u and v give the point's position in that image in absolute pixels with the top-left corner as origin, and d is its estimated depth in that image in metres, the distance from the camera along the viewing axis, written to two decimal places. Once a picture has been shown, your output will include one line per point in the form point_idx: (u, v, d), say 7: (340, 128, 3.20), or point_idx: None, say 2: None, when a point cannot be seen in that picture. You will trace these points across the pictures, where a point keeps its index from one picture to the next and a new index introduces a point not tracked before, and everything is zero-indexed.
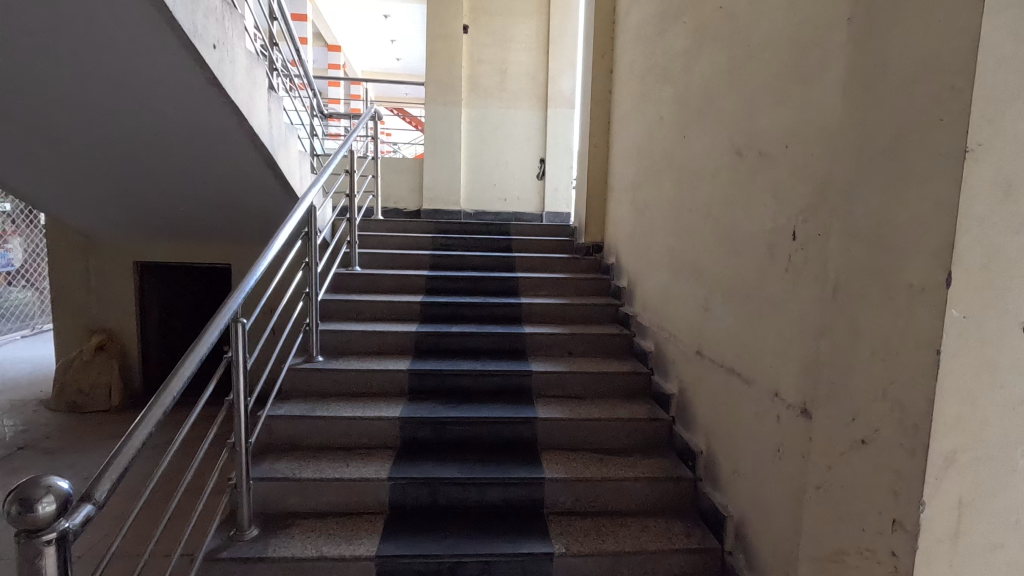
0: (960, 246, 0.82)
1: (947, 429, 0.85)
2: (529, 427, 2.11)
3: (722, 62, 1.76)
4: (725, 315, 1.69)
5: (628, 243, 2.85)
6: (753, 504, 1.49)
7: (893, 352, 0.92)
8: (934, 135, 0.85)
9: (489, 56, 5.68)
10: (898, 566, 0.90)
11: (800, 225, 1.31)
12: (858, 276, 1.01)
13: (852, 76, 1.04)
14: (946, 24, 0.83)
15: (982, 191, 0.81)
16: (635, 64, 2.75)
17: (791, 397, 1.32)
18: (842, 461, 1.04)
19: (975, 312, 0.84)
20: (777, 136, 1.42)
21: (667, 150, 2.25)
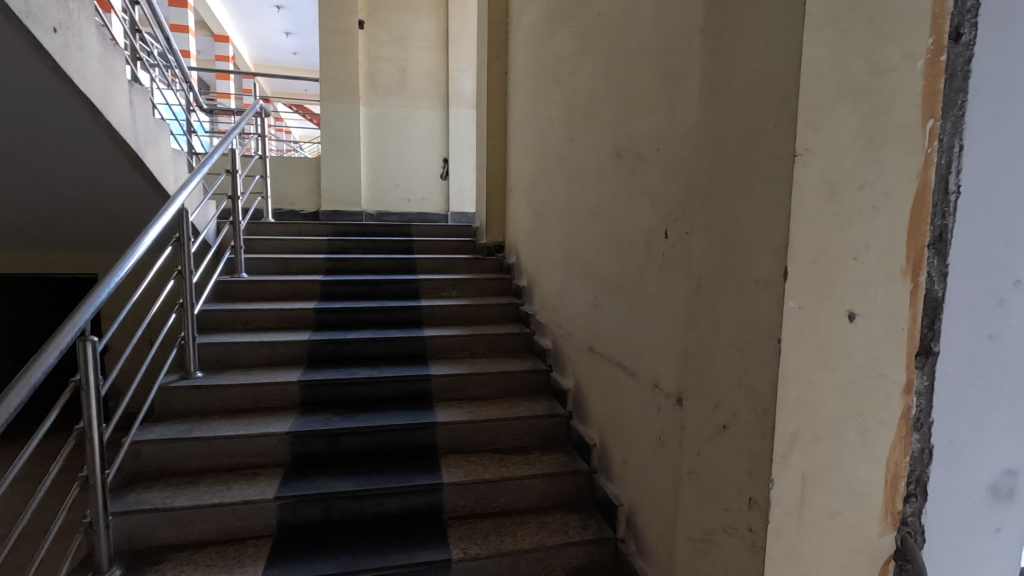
0: (794, 243, 0.90)
1: (790, 411, 0.93)
2: (428, 432, 2.08)
3: (603, 65, 1.82)
4: (612, 312, 1.75)
5: (527, 243, 2.89)
6: (640, 492, 1.56)
7: (746, 343, 1.00)
8: (772, 141, 0.92)
9: (388, 53, 5.55)
10: (755, 540, 0.98)
11: (671, 225, 1.38)
12: (716, 271, 1.08)
13: (708, 84, 1.11)
14: (778, 40, 0.90)
15: (812, 192, 0.89)
16: (528, 65, 2.78)
17: (668, 387, 1.39)
18: (709, 446, 1.11)
19: (810, 304, 0.92)
20: (650, 139, 1.48)
21: (558, 150, 2.30)
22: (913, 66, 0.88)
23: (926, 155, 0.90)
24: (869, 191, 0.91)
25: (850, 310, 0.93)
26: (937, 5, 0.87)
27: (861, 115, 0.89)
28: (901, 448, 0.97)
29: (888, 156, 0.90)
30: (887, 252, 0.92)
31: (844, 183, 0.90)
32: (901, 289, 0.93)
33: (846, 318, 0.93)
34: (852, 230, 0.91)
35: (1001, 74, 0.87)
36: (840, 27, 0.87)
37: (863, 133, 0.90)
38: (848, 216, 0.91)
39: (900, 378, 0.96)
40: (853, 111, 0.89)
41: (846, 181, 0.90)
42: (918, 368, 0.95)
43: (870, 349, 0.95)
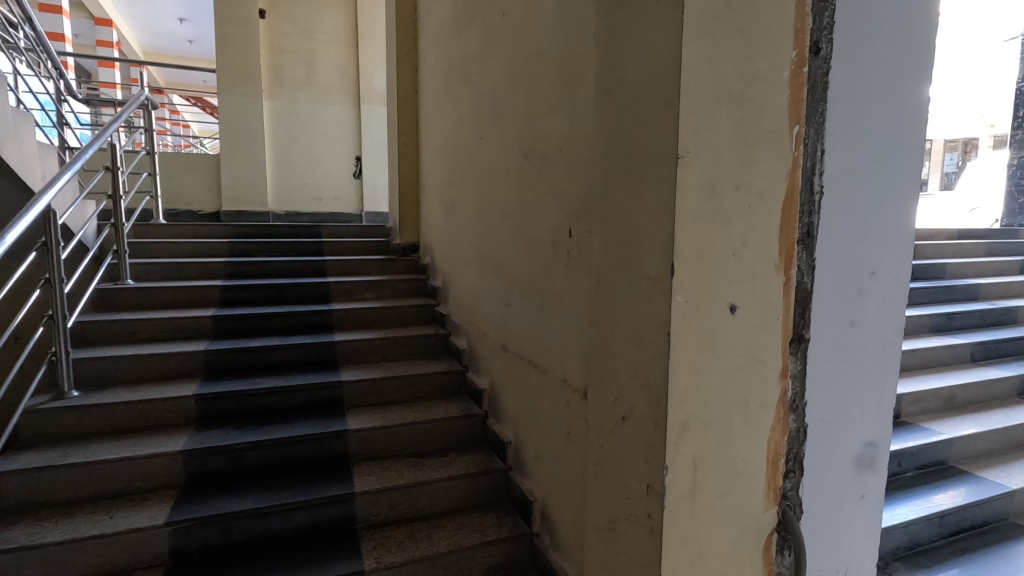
0: (679, 241, 0.95)
1: (680, 400, 0.98)
2: (339, 441, 2.00)
3: (508, 66, 1.83)
4: (523, 310, 1.77)
5: (441, 243, 2.86)
6: (553, 487, 1.59)
7: (641, 336, 1.04)
8: (658, 143, 0.97)
9: (293, 45, 5.30)
10: (653, 525, 1.02)
11: (574, 224, 1.41)
12: (613, 268, 1.12)
13: (602, 87, 1.14)
14: (661, 47, 0.95)
15: (693, 192, 0.94)
16: (437, 63, 2.75)
17: (575, 382, 1.42)
18: (611, 438, 1.15)
19: (694, 297, 0.97)
20: (554, 140, 1.51)
21: (468, 149, 2.30)
22: (780, 77, 0.96)
23: (794, 158, 0.97)
24: (745, 191, 0.97)
25: (731, 302, 0.99)
26: (798, 21, 0.94)
27: (736, 120, 0.95)
28: (781, 430, 1.05)
29: (761, 158, 0.97)
30: (762, 247, 0.99)
31: (722, 184, 0.96)
32: (775, 282, 1.00)
33: (728, 310, 0.98)
34: (732, 229, 0.97)
35: (849, 89, 0.97)
36: (714, 38, 0.93)
37: (739, 137, 0.96)
38: (727, 214, 0.97)
39: (777, 365, 1.02)
40: (728, 116, 0.94)
41: (725, 182, 0.96)
42: (792, 355, 1.03)
43: (749, 338, 1.01)
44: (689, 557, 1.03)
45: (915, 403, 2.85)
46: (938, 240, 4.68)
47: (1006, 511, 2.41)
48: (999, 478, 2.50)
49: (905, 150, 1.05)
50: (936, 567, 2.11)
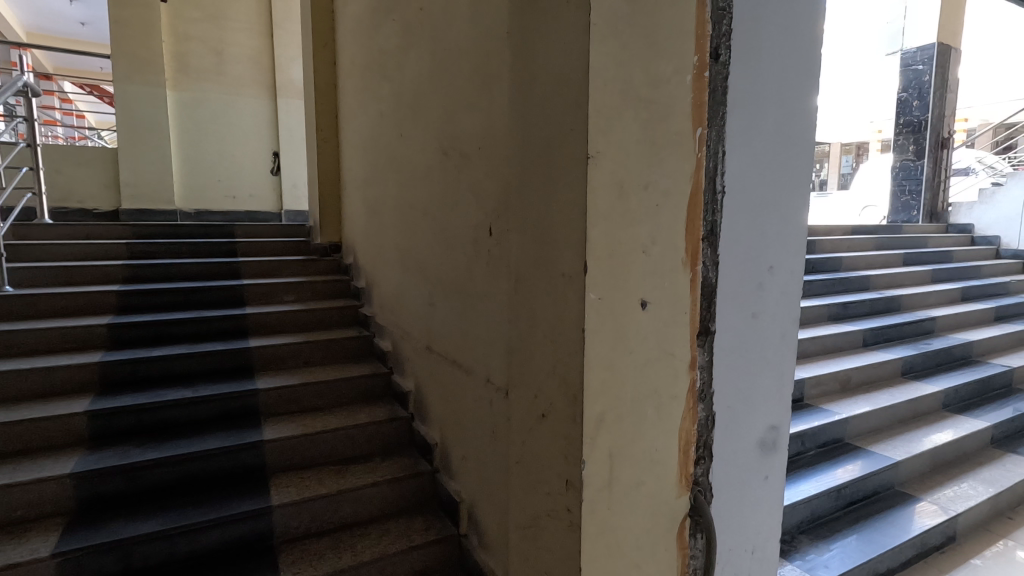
0: (591, 239, 0.96)
1: (595, 395, 1.00)
2: (254, 452, 1.91)
3: (426, 62, 1.80)
4: (446, 309, 1.75)
5: (363, 243, 2.79)
6: (479, 486, 1.58)
7: (558, 332, 1.05)
8: (569, 141, 0.98)
9: (199, 32, 5.11)
10: (572, 519, 1.04)
11: (494, 222, 1.41)
12: (531, 267, 1.13)
13: (517, 86, 1.14)
14: (571, 48, 0.95)
15: (602, 191, 0.96)
16: (355, 56, 2.67)
17: (497, 379, 1.42)
18: (532, 434, 1.16)
19: (607, 294, 0.99)
20: (472, 137, 1.50)
21: (388, 145, 2.25)
22: (682, 80, 0.99)
23: (697, 159, 1.03)
24: (653, 191, 1.00)
25: (642, 298, 1.02)
26: (698, 29, 0.99)
27: (642, 121, 0.98)
28: (691, 418, 1.11)
29: (666, 160, 1.01)
30: (669, 245, 1.03)
31: (630, 184, 0.98)
32: (683, 277, 1.05)
33: (639, 306, 1.02)
34: (641, 226, 1.00)
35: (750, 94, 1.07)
36: (620, 40, 0.94)
37: (644, 138, 0.98)
38: (636, 213, 0.99)
39: (686, 356, 1.08)
40: (635, 118, 0.97)
41: (633, 182, 0.98)
42: (700, 346, 1.10)
43: (658, 331, 1.05)
44: (607, 548, 1.05)
45: (816, 386, 3.09)
46: (834, 236, 5.10)
47: (892, 480, 2.68)
48: (886, 451, 2.76)
49: (793, 155, 1.15)
50: (834, 537, 2.31)
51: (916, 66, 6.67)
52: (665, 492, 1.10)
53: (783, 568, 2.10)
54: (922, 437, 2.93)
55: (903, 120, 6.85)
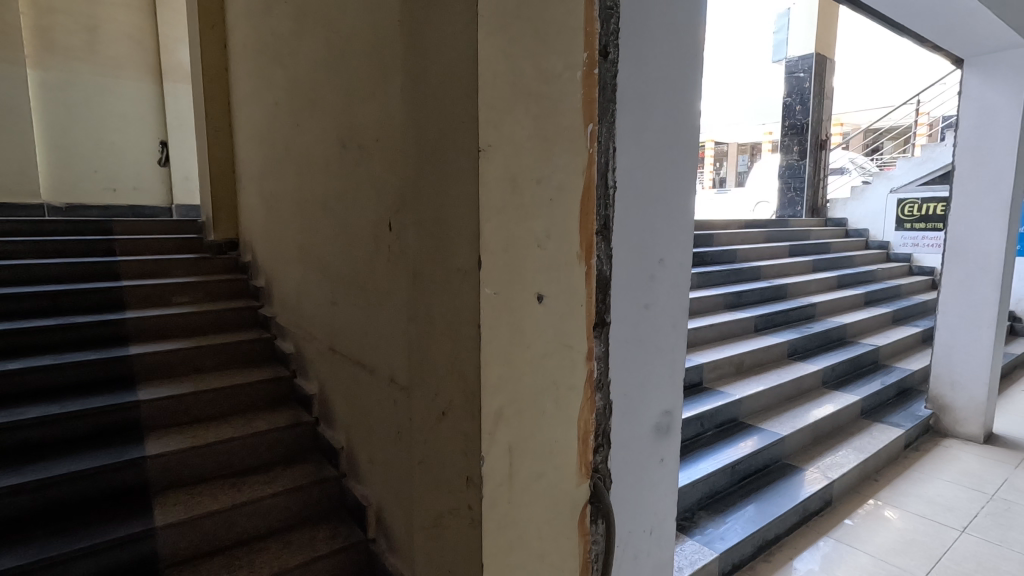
0: (485, 233, 0.94)
1: (493, 390, 0.99)
2: (135, 470, 1.84)
3: (321, 47, 1.72)
4: (347, 308, 1.69)
5: (261, 239, 2.63)
6: (385, 489, 1.54)
7: (456, 329, 1.03)
8: (462, 133, 0.96)
9: (66, 6, 4.72)
10: (473, 516, 1.02)
11: (393, 218, 1.36)
12: (428, 262, 1.11)
13: (411, 76, 1.11)
14: (461, 38, 0.93)
15: (495, 185, 0.94)
16: (247, 39, 2.51)
17: (399, 377, 1.39)
18: (433, 432, 1.14)
19: (503, 289, 0.98)
20: (370, 128, 1.44)
21: (284, 135, 2.13)
22: (573, 76, 1.01)
23: (589, 154, 1.05)
24: (546, 185, 1.00)
25: (538, 292, 1.02)
26: (587, 25, 1.01)
27: (534, 115, 0.97)
28: (589, 407, 1.14)
29: (560, 155, 1.01)
30: (564, 238, 1.04)
31: (524, 178, 0.98)
32: (578, 270, 1.07)
33: (535, 300, 1.02)
34: (536, 220, 1.00)
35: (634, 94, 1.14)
36: (509, 34, 0.93)
37: (537, 131, 0.98)
38: (530, 208, 0.99)
39: (583, 348, 1.11)
40: (527, 112, 0.96)
41: (527, 176, 0.98)
42: (597, 337, 1.14)
43: (555, 324, 1.06)
44: (509, 542, 1.05)
45: (714, 370, 3.30)
46: (730, 229, 5.47)
47: (780, 454, 2.92)
48: (775, 427, 3.01)
49: (674, 153, 1.23)
50: (731, 510, 2.48)
51: (798, 74, 7.30)
52: (565, 482, 1.12)
53: (686, 544, 2.23)
54: (805, 413, 3.22)
55: (787, 123, 7.48)
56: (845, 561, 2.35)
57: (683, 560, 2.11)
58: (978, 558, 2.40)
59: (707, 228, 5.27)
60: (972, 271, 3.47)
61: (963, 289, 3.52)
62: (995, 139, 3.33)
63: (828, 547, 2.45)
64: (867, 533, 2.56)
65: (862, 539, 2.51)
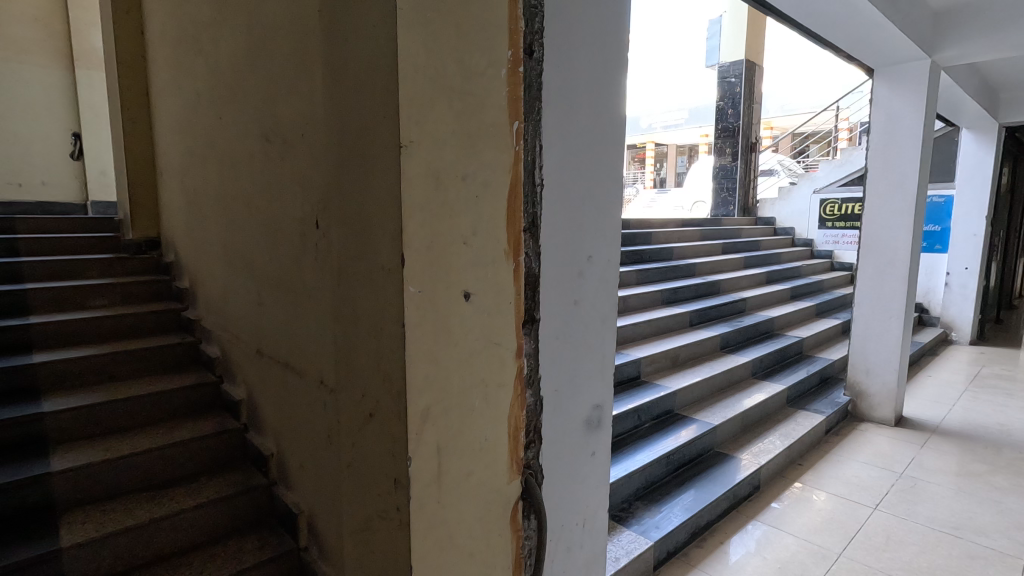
0: (407, 230, 0.92)
1: (419, 389, 0.96)
2: (39, 488, 1.72)
3: (242, 37, 1.64)
4: (274, 309, 1.62)
5: (184, 238, 2.49)
6: (315, 494, 1.51)
7: (381, 329, 1.00)
8: (383, 129, 0.93)
9: None
10: (401, 519, 1.00)
11: (319, 215, 1.31)
12: (353, 260, 1.08)
13: (333, 69, 1.08)
14: (380, 31, 0.91)
15: (418, 182, 0.92)
16: (165, 26, 2.37)
17: (326, 378, 1.35)
18: (360, 434, 1.11)
19: (428, 287, 0.96)
20: (294, 122, 1.39)
21: (205, 127, 2.02)
22: (496, 74, 1.00)
23: (514, 152, 1.06)
24: (471, 182, 0.99)
25: (464, 289, 1.01)
26: (511, 24, 1.02)
27: (457, 112, 0.96)
28: (519, 404, 1.15)
29: (485, 152, 1.01)
30: (490, 236, 1.04)
31: (448, 174, 0.96)
32: (505, 267, 1.08)
33: (462, 298, 1.01)
34: (460, 217, 0.99)
35: (556, 95, 1.17)
36: (430, 28, 0.91)
37: (460, 128, 0.97)
38: (454, 204, 0.98)
39: (512, 344, 1.11)
40: (450, 108, 0.95)
41: (450, 172, 0.96)
42: (526, 334, 1.15)
43: (482, 320, 1.05)
44: (439, 542, 1.03)
45: (651, 364, 3.40)
46: (668, 228, 5.66)
47: (712, 443, 3.05)
48: (707, 417, 3.14)
49: (598, 152, 1.27)
50: (666, 499, 2.57)
51: (730, 78, 7.63)
52: (495, 479, 1.11)
53: (622, 535, 2.28)
54: (736, 403, 3.37)
55: (721, 126, 7.80)
56: (772, 543, 2.48)
57: (619, 550, 2.17)
58: (888, 532, 2.59)
59: (645, 227, 5.42)
60: (883, 266, 3.74)
61: (875, 283, 3.79)
62: (901, 144, 3.60)
63: (757, 530, 2.58)
64: (791, 515, 2.71)
65: (786, 520, 2.66)
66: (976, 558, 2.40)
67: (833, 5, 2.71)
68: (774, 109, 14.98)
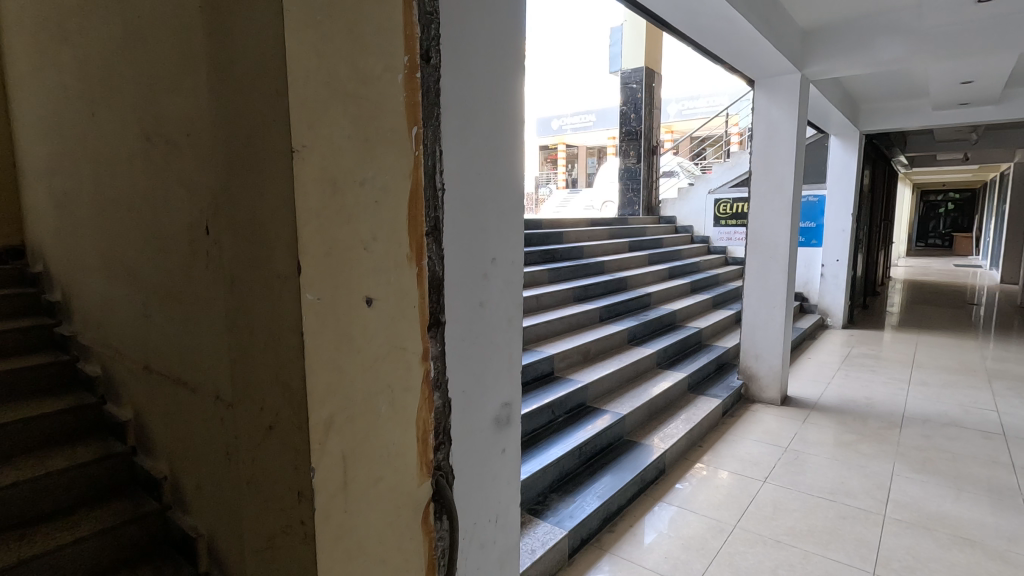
0: (303, 237, 0.90)
1: (321, 398, 0.94)
2: None
3: (115, 28, 1.52)
4: (162, 321, 1.51)
5: (54, 247, 2.25)
6: (213, 517, 1.42)
7: (279, 339, 0.97)
8: (274, 135, 0.90)
9: None
10: (306, 531, 0.97)
11: (208, 221, 1.24)
12: (246, 269, 1.04)
13: (220, 70, 1.03)
14: (267, 32, 0.88)
15: (313, 187, 0.90)
16: (23, 10, 2.13)
17: (220, 392, 1.27)
18: (261, 448, 1.07)
19: (327, 294, 0.94)
20: (178, 124, 1.30)
21: (76, 126, 1.84)
22: (392, 79, 1.01)
23: (413, 157, 1.07)
24: (370, 187, 0.99)
25: (366, 295, 1.00)
26: (406, 30, 1.03)
27: (353, 117, 0.95)
28: (427, 406, 1.16)
29: (382, 156, 1.00)
30: (392, 240, 1.04)
31: (346, 179, 0.95)
32: (409, 271, 1.08)
33: (364, 303, 1.00)
34: (360, 222, 0.98)
35: (453, 100, 1.19)
36: (320, 31, 0.89)
37: (356, 133, 0.95)
38: (353, 210, 0.96)
39: (418, 348, 1.12)
40: (345, 112, 0.93)
41: (347, 177, 0.95)
42: (432, 337, 1.16)
43: (385, 326, 1.05)
44: (348, 551, 1.01)
45: (563, 359, 3.51)
46: (578, 227, 5.86)
47: (622, 432, 3.21)
48: (616, 408, 3.29)
49: (493, 159, 1.31)
50: (579, 488, 2.68)
51: (631, 85, 8.01)
52: (403, 483, 1.11)
53: (538, 527, 2.35)
54: (643, 392, 3.57)
55: (625, 130, 8.18)
56: (677, 522, 2.66)
57: (535, 542, 2.23)
58: (775, 502, 2.86)
59: (557, 227, 5.58)
60: (767, 260, 4.11)
61: (761, 276, 4.15)
62: (778, 149, 3.97)
63: (665, 511, 2.75)
64: (693, 495, 2.92)
65: (689, 500, 2.86)
66: (847, 518, 2.71)
67: (717, 21, 2.93)
68: (673, 114, 15.97)
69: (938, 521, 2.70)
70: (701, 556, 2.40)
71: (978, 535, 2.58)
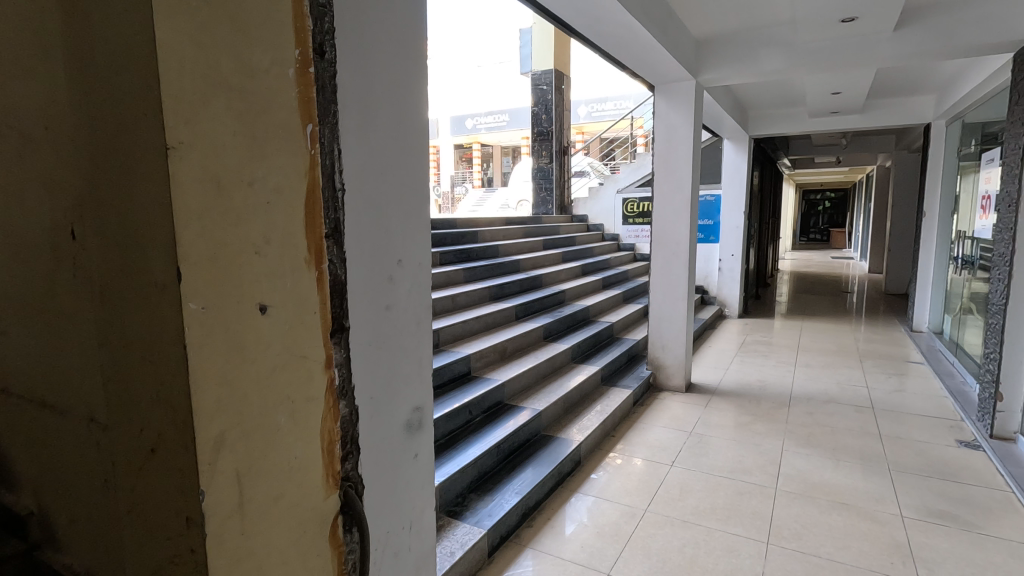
0: (183, 242, 0.82)
1: (210, 414, 0.87)
2: None
3: None
4: (21, 338, 1.33)
5: None
6: (91, 552, 1.28)
7: (159, 353, 0.89)
8: (144, 131, 0.82)
9: None
10: (197, 561, 0.89)
11: (71, 223, 1.10)
12: (119, 278, 0.94)
13: (80, 56, 0.92)
14: (133, 17, 0.79)
15: (194, 188, 0.83)
16: None
17: (93, 414, 1.14)
18: (142, 473, 0.98)
19: (213, 303, 0.87)
20: (33, 115, 1.15)
21: None
22: (281, 73, 0.95)
23: (309, 155, 1.02)
24: (260, 188, 0.93)
25: (260, 302, 0.94)
26: (297, 22, 0.98)
27: (238, 112, 0.88)
28: (332, 416, 1.11)
29: (274, 155, 0.95)
30: (287, 243, 0.98)
31: (232, 179, 0.88)
32: (307, 276, 1.03)
33: (257, 311, 0.94)
34: (249, 225, 0.91)
35: (351, 97, 1.15)
36: (196, 17, 0.82)
37: (242, 131, 0.89)
38: (241, 212, 0.90)
39: (320, 356, 1.07)
40: (228, 107, 0.87)
41: (233, 177, 0.88)
42: (335, 345, 1.11)
43: (283, 335, 0.99)
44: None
45: (480, 359, 3.51)
46: (493, 227, 5.90)
47: (539, 427, 3.27)
48: (533, 404, 3.34)
49: (395, 159, 1.28)
50: (498, 487, 2.69)
51: (542, 86, 8.18)
52: (308, 497, 1.06)
53: (457, 529, 2.33)
54: (559, 387, 3.65)
55: (537, 130, 8.33)
56: (593, 511, 2.75)
57: (455, 545, 2.22)
58: (682, 483, 3.03)
59: (472, 226, 5.58)
60: (670, 256, 4.34)
61: (664, 271, 4.39)
62: (678, 151, 4.22)
63: (582, 502, 2.83)
64: (608, 483, 3.03)
65: (603, 488, 2.97)
66: (744, 493, 2.94)
67: (619, 27, 3.04)
68: (583, 115, 16.56)
69: (820, 489, 2.99)
70: (616, 542, 2.50)
71: (853, 499, 2.89)
